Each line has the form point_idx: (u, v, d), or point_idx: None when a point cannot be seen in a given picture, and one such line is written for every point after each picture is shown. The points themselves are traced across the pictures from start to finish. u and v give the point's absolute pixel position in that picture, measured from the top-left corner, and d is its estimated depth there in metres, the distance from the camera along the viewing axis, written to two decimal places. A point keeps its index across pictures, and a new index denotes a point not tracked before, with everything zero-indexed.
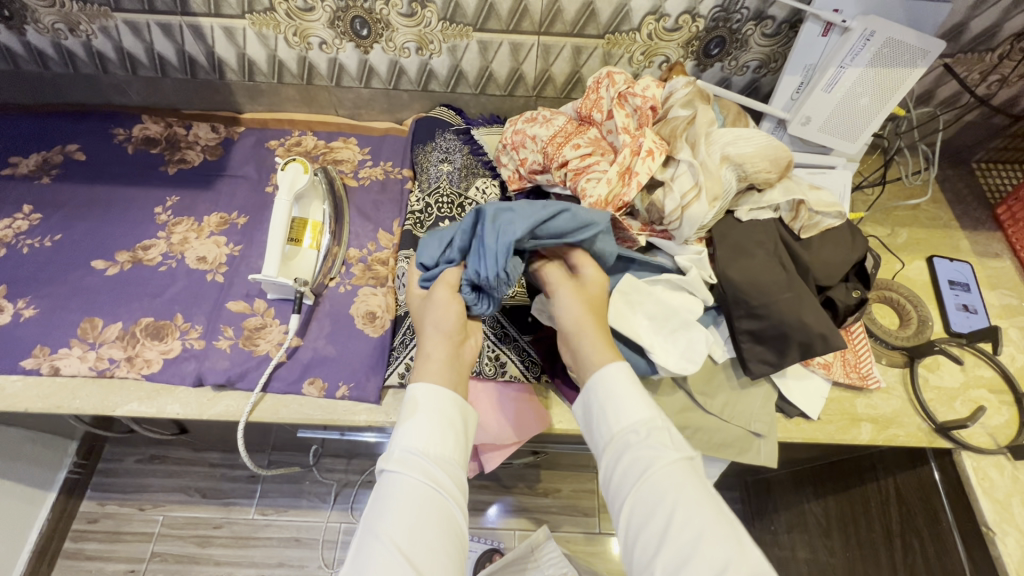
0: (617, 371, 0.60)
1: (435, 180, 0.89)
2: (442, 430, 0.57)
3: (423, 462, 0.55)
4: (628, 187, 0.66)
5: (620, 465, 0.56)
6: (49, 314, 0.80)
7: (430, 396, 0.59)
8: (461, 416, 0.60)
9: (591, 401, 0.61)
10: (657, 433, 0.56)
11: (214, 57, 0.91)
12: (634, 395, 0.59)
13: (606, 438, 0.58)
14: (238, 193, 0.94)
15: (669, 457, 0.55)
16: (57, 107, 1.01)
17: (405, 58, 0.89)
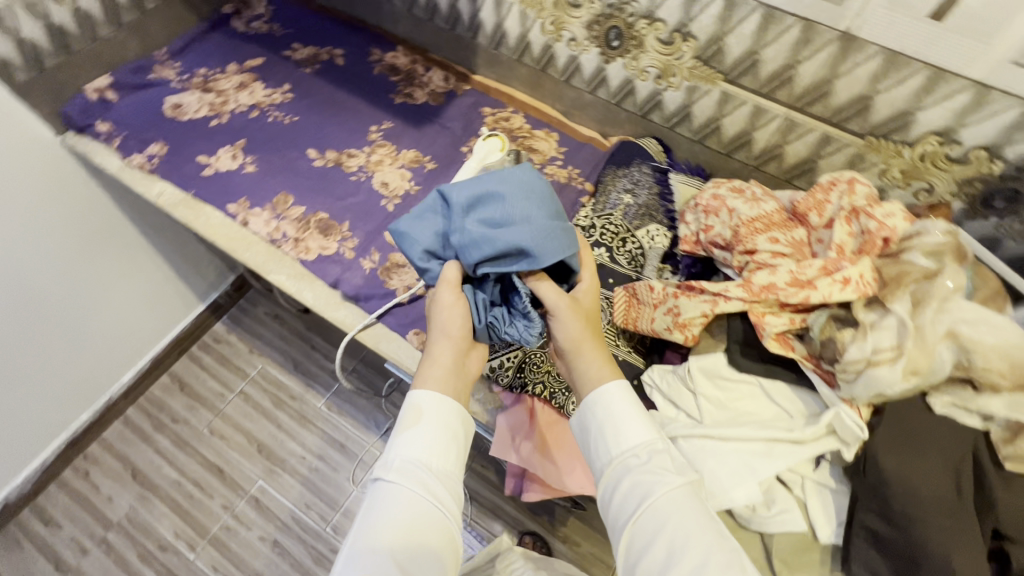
0: (620, 389, 0.59)
1: (611, 206, 0.87)
2: (443, 440, 0.58)
3: (425, 474, 0.56)
4: (793, 291, 0.59)
5: (620, 488, 0.55)
6: (261, 177, 0.95)
7: (439, 405, 0.59)
8: (460, 422, 0.60)
9: (589, 413, 0.59)
10: (659, 457, 0.55)
11: (476, 19, 0.97)
12: (634, 417, 0.58)
13: (609, 452, 0.57)
14: (437, 141, 1.01)
15: (673, 483, 0.53)
16: (342, 16, 1.17)
17: (641, 81, 0.87)
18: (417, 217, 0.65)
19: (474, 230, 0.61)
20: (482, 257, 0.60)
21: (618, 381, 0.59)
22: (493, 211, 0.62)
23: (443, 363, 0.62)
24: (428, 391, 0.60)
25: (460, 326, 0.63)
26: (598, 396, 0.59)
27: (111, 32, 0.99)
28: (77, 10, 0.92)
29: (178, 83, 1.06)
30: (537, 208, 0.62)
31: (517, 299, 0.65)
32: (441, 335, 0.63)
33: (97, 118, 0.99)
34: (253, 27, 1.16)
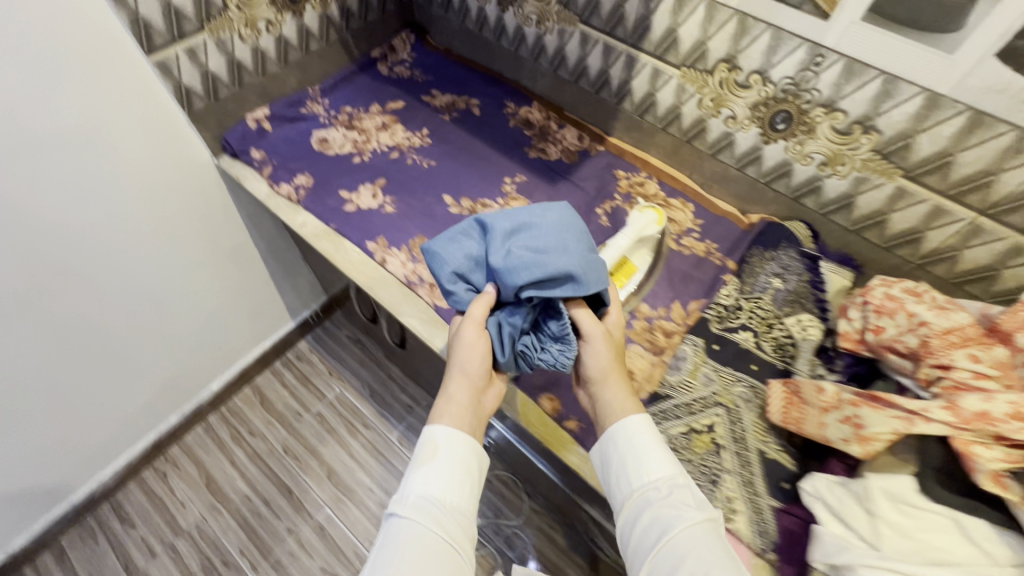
0: (640, 422, 0.68)
1: (759, 290, 0.83)
2: (454, 475, 0.65)
3: (433, 506, 0.63)
4: (1017, 425, 0.54)
5: (646, 518, 0.63)
6: (399, 218, 0.97)
7: (451, 440, 0.67)
8: (474, 458, 0.68)
9: (610, 449, 0.69)
10: (678, 491, 0.63)
11: (626, 87, 0.97)
12: (653, 454, 0.66)
13: (633, 485, 0.66)
14: (570, 199, 1.01)
15: (691, 515, 0.60)
16: (480, 68, 1.21)
17: (800, 164, 0.84)
18: (450, 241, 0.75)
19: (523, 256, 0.69)
20: (530, 279, 0.68)
21: (638, 415, 0.69)
22: (529, 239, 0.72)
23: (459, 400, 0.70)
24: (442, 425, 0.68)
25: (479, 364, 0.71)
26: (622, 427, 0.68)
27: (277, 70, 1.05)
28: (255, 48, 0.99)
29: (326, 119, 1.11)
30: (568, 238, 0.73)
31: (551, 324, 0.74)
32: (466, 367, 0.72)
33: (253, 146, 1.04)
34: (396, 71, 1.21)
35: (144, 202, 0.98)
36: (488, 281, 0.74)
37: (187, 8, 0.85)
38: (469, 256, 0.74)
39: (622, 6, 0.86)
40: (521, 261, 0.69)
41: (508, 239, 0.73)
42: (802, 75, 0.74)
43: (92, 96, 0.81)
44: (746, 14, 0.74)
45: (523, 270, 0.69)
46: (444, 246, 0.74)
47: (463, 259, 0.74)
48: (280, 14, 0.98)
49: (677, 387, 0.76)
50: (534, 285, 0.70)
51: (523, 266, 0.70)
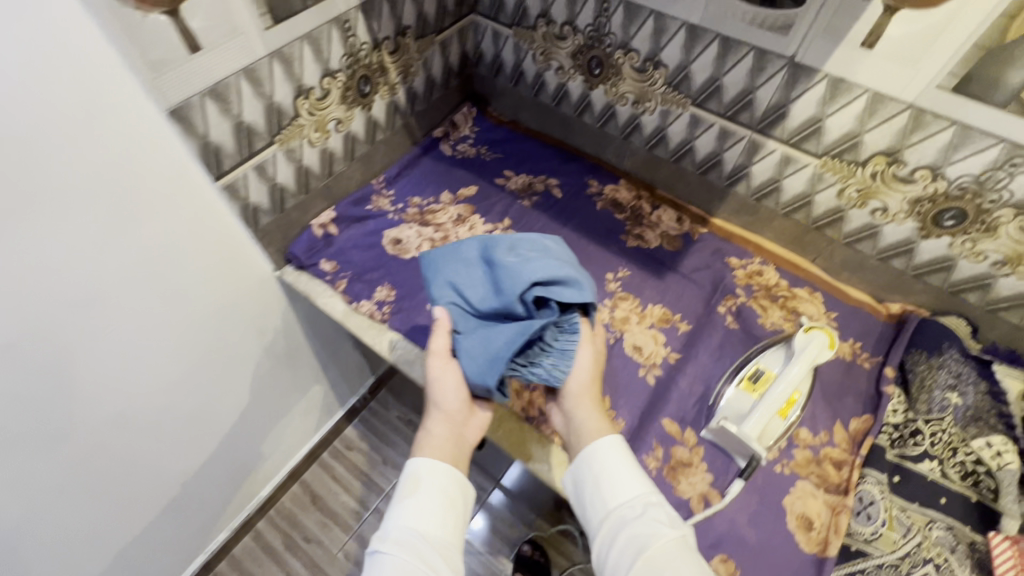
0: (613, 445, 0.66)
1: (937, 408, 0.73)
2: (439, 508, 0.61)
3: (418, 542, 0.58)
4: None
5: (621, 541, 0.59)
6: None
7: (432, 473, 0.63)
8: (456, 487, 0.64)
9: (581, 471, 0.66)
10: (652, 510, 0.60)
11: (742, 171, 0.87)
12: (626, 471, 0.64)
13: (607, 506, 0.62)
14: (684, 296, 0.90)
15: (666, 533, 0.58)
16: (554, 142, 1.10)
17: (967, 261, 0.75)
18: (451, 251, 0.73)
19: (532, 257, 0.68)
20: (540, 275, 0.66)
21: (610, 437, 0.67)
22: (537, 246, 0.71)
23: (437, 434, 0.67)
24: (422, 458, 0.64)
25: (451, 393, 0.68)
26: (591, 450, 0.66)
27: (343, 167, 0.94)
28: (324, 150, 0.87)
29: (396, 215, 1.00)
30: (571, 254, 0.73)
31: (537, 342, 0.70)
32: (443, 406, 0.68)
33: (322, 257, 0.93)
34: (461, 151, 1.10)
35: (209, 337, 0.84)
36: (473, 292, 0.70)
37: (257, 123, 0.74)
38: (467, 267, 0.72)
39: (753, 92, 0.76)
40: (532, 262, 0.68)
41: (513, 247, 0.72)
42: (989, 175, 0.65)
43: (154, 237, 0.68)
44: (924, 110, 0.65)
45: (532, 268, 0.67)
46: (442, 256, 0.73)
47: (460, 269, 0.71)
48: (350, 111, 0.87)
49: (875, 541, 0.66)
50: (538, 285, 0.67)
51: (533, 266, 0.67)
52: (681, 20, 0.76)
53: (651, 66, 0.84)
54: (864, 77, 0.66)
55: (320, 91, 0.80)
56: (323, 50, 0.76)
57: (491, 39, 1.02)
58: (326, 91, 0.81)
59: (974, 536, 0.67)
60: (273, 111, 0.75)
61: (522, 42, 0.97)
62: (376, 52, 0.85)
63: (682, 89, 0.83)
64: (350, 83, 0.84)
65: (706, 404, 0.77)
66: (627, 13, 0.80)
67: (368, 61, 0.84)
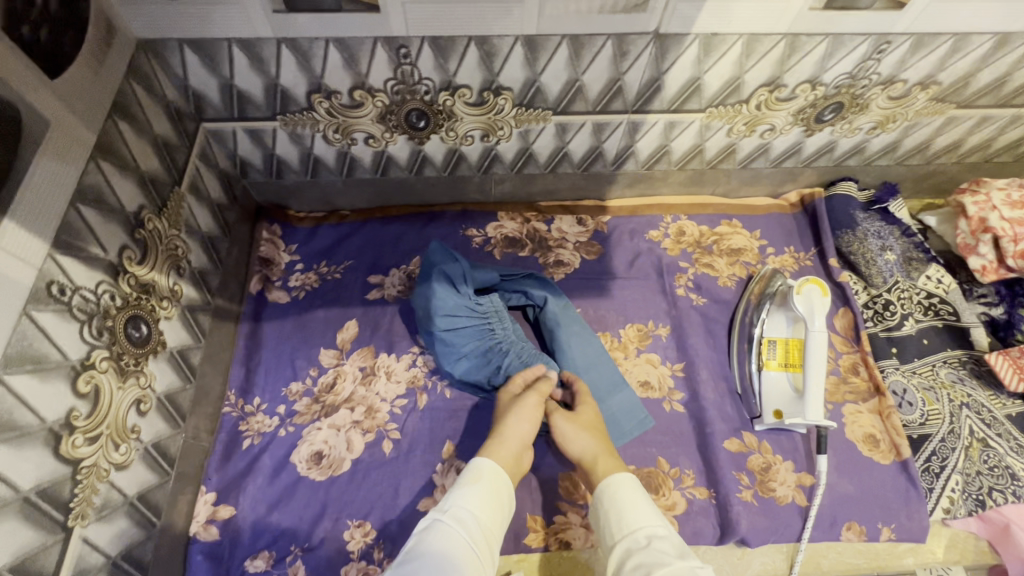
0: (622, 481, 0.59)
1: (889, 274, 0.81)
2: (491, 506, 0.56)
3: (472, 528, 0.53)
4: None
5: (626, 571, 0.52)
6: (521, 477, 0.70)
7: (494, 474, 0.59)
8: (508, 500, 0.59)
9: (597, 506, 0.59)
10: (659, 539, 0.53)
11: (627, 151, 0.78)
12: (641, 503, 0.57)
13: (619, 534, 0.55)
14: (643, 299, 0.82)
15: (673, 562, 0.50)
16: (398, 210, 0.87)
17: (846, 138, 0.78)
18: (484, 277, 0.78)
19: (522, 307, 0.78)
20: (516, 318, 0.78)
21: (623, 475, 0.60)
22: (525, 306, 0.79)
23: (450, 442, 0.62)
24: (489, 459, 0.60)
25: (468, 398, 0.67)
26: (603, 486, 0.59)
27: (180, 437, 0.61)
28: (146, 450, 0.54)
29: (288, 427, 0.71)
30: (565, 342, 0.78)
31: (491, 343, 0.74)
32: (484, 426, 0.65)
33: (239, 559, 0.63)
34: (298, 287, 0.81)
35: None
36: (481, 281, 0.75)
37: (25, 543, 0.40)
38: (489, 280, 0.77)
39: (621, 78, 0.64)
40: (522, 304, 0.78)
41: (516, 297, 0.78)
42: (861, 67, 0.65)
43: None
44: (799, 34, 0.60)
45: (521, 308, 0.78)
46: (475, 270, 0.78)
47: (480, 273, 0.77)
48: (142, 376, 0.54)
49: (927, 422, 0.72)
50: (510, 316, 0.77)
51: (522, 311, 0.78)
52: (512, 35, 0.58)
53: (491, 95, 0.65)
54: (735, 24, 0.58)
55: (84, 400, 0.46)
56: (46, 354, 0.42)
57: (247, 140, 0.70)
58: (93, 391, 0.47)
59: (959, 353, 0.77)
60: (37, 502, 0.41)
61: (299, 129, 0.69)
62: (121, 277, 0.51)
63: (536, 105, 0.67)
64: (117, 346, 0.50)
65: (738, 396, 0.75)
66: (438, 50, 0.59)
67: (119, 299, 0.51)
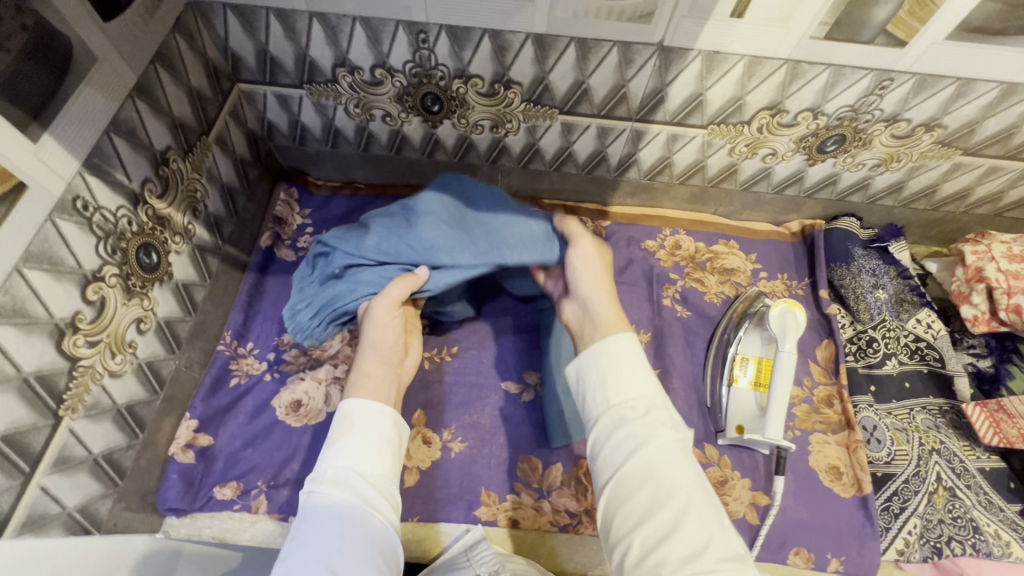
0: (626, 347, 0.55)
1: (876, 312, 0.81)
2: (374, 448, 0.56)
3: (355, 481, 0.53)
4: None
5: (614, 439, 0.51)
6: (481, 453, 0.73)
7: (364, 413, 0.58)
8: (392, 429, 0.59)
9: (587, 361, 0.56)
10: (655, 410, 0.52)
11: (631, 158, 0.80)
12: (637, 371, 0.54)
13: (606, 404, 0.53)
14: (629, 304, 0.84)
15: (665, 434, 0.50)
16: (408, 189, 0.91)
17: (850, 172, 0.79)
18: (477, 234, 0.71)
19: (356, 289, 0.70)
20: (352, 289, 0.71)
21: (624, 336, 0.56)
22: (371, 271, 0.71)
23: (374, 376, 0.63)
24: (356, 397, 0.59)
25: (392, 342, 0.66)
26: (604, 349, 0.55)
27: (173, 363, 0.67)
28: (139, 366, 0.60)
29: (274, 373, 0.76)
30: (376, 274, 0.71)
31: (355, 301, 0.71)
32: (379, 348, 0.66)
33: (210, 486, 0.68)
34: (306, 248, 0.86)
35: None
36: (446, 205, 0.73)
37: (17, 419, 0.45)
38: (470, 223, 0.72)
39: (626, 85, 0.67)
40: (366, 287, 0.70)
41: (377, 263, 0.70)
42: (863, 101, 0.66)
43: None
44: (800, 60, 0.62)
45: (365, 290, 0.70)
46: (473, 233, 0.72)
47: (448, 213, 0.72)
48: (147, 299, 0.60)
49: (895, 461, 0.72)
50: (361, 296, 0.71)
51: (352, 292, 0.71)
52: (524, 31, 0.62)
53: (502, 87, 0.69)
54: (738, 44, 0.61)
55: (90, 307, 0.52)
56: (63, 259, 0.48)
57: (276, 105, 0.76)
58: (99, 301, 0.53)
59: (941, 402, 0.76)
60: (35, 387, 0.47)
61: (324, 100, 0.74)
62: (141, 207, 0.57)
63: (543, 102, 0.71)
64: (127, 267, 0.56)
65: (707, 410, 0.76)
66: (454, 38, 0.63)
67: (136, 226, 0.57)
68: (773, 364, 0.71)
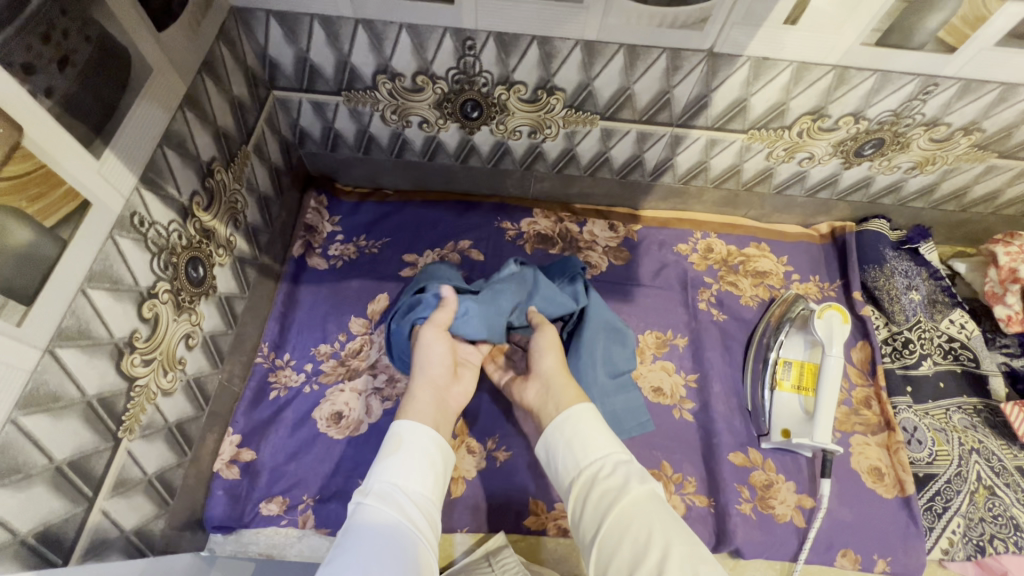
0: (581, 410, 0.58)
1: (911, 313, 0.82)
2: (420, 468, 0.55)
3: (400, 498, 0.52)
4: None
5: (591, 500, 0.52)
6: (526, 462, 0.72)
7: (413, 433, 0.57)
8: (440, 455, 0.58)
9: (551, 444, 0.58)
10: (622, 465, 0.53)
11: (667, 163, 0.80)
12: (599, 433, 0.56)
13: (575, 476, 0.54)
14: (665, 309, 0.84)
15: (638, 488, 0.51)
16: (438, 195, 0.90)
17: (884, 175, 0.80)
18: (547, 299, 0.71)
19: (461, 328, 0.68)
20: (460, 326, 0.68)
21: (583, 404, 0.59)
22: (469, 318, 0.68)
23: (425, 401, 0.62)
24: (407, 418, 0.59)
25: (438, 363, 0.65)
26: (565, 419, 0.58)
27: (216, 378, 0.65)
28: (187, 383, 0.59)
29: (313, 384, 0.74)
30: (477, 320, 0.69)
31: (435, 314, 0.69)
32: (427, 370, 0.64)
33: (255, 501, 0.66)
34: (337, 256, 0.84)
35: None
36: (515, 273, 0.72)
37: (83, 444, 0.44)
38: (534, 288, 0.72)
39: (670, 91, 0.67)
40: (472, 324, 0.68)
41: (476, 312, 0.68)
42: (906, 106, 0.67)
43: None
44: (848, 66, 0.62)
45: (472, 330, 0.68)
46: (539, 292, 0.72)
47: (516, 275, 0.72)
48: (194, 313, 0.58)
49: (936, 461, 0.73)
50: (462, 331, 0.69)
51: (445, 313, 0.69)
52: (573, 38, 0.61)
53: (545, 93, 0.69)
54: (787, 51, 0.61)
55: (145, 325, 0.50)
56: (122, 277, 0.47)
57: (310, 112, 0.75)
58: (153, 318, 0.51)
59: (976, 401, 0.78)
60: (97, 409, 0.45)
61: (361, 107, 0.73)
62: (189, 220, 0.56)
63: (585, 108, 0.71)
64: (177, 282, 0.55)
65: (749, 414, 0.76)
66: (502, 45, 0.63)
67: (185, 239, 0.55)
68: (819, 368, 0.72)
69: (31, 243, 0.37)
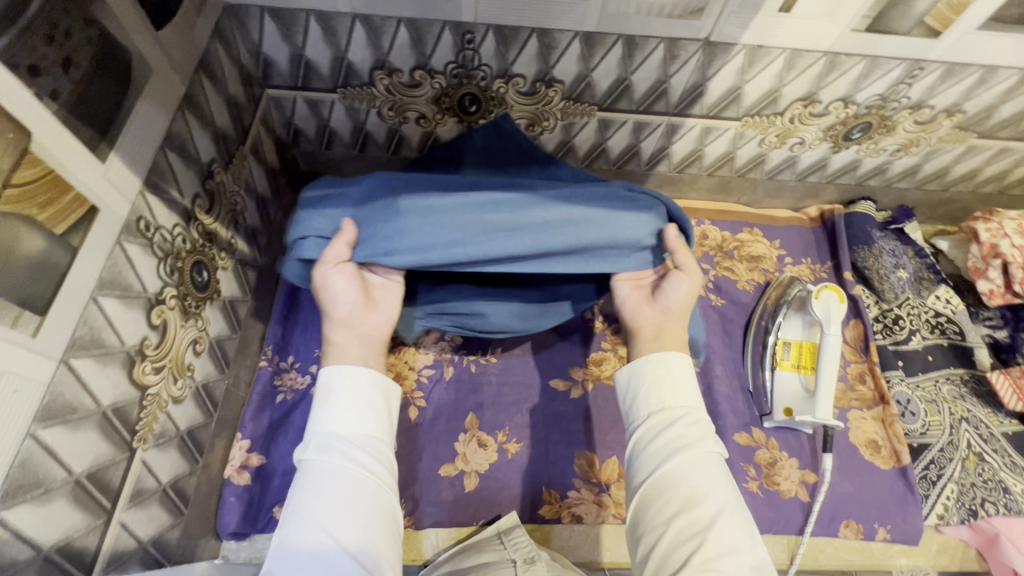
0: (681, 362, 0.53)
1: (901, 290, 0.85)
2: (351, 411, 0.48)
3: (337, 449, 0.46)
4: None
5: (654, 439, 0.50)
6: (537, 452, 0.73)
7: (339, 377, 0.50)
8: (377, 391, 0.50)
9: (640, 373, 0.53)
10: (697, 425, 0.50)
11: (663, 152, 0.81)
12: (689, 386, 0.52)
13: (647, 416, 0.51)
14: None
15: (709, 446, 0.49)
16: None
17: (870, 158, 0.82)
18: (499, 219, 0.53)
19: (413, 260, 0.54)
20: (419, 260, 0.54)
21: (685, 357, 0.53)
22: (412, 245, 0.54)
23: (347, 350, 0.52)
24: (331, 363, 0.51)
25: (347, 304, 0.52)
26: (659, 360, 0.53)
27: (223, 383, 0.65)
28: (197, 390, 0.58)
29: None
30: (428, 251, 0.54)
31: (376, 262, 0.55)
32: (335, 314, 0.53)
33: (269, 506, 0.66)
34: None
35: None
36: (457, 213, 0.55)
37: (100, 455, 0.43)
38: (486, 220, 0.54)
39: (667, 81, 0.68)
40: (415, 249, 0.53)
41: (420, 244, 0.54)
42: (893, 90, 0.69)
43: None
44: (839, 53, 0.64)
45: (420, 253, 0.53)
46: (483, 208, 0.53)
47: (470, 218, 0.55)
48: (200, 319, 0.57)
49: (928, 432, 0.76)
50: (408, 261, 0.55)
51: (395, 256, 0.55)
52: (573, 30, 0.62)
53: (543, 86, 0.69)
54: (781, 39, 0.62)
55: (155, 332, 0.49)
56: (131, 284, 0.45)
57: (304, 110, 0.74)
58: (161, 325, 0.50)
59: (961, 372, 0.81)
60: (112, 419, 0.44)
61: (356, 103, 0.72)
62: (193, 223, 0.55)
63: (583, 99, 0.71)
64: (183, 287, 0.54)
65: (750, 394, 0.78)
66: (500, 38, 0.63)
67: (189, 243, 0.54)
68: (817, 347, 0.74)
69: (43, 251, 0.36)
